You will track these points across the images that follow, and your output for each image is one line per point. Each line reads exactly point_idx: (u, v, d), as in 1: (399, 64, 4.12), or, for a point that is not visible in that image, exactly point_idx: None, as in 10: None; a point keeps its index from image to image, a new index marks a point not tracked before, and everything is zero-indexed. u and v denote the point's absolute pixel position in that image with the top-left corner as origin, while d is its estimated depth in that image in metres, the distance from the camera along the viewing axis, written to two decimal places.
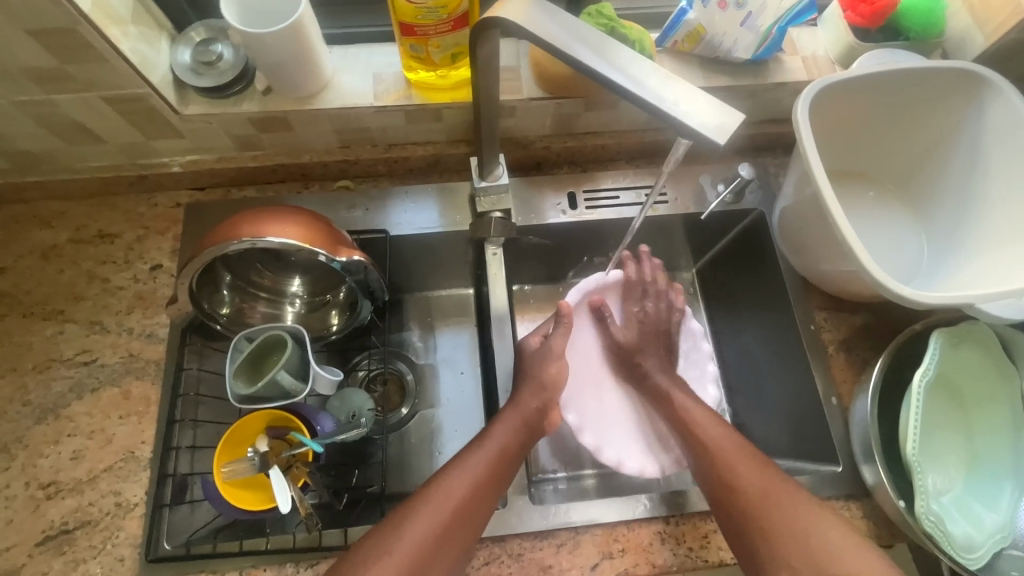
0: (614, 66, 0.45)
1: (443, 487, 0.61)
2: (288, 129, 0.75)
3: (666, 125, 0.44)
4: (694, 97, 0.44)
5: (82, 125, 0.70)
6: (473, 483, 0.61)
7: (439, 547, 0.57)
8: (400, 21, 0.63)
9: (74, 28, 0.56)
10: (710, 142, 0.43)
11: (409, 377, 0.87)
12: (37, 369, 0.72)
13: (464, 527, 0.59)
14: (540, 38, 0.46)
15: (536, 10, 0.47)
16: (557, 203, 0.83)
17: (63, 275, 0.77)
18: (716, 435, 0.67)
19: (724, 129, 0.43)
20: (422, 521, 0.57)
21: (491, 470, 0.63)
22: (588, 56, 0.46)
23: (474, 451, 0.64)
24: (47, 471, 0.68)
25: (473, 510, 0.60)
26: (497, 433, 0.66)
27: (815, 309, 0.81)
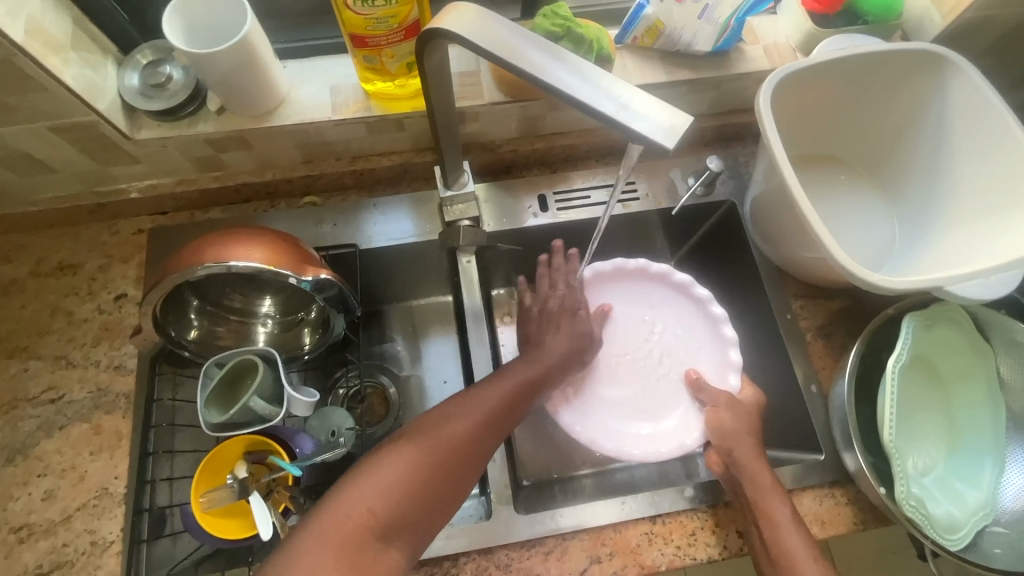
0: (563, 71, 0.44)
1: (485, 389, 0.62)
2: (248, 148, 0.74)
3: (617, 130, 0.43)
4: (645, 100, 0.43)
5: (32, 156, 0.68)
6: (509, 389, 0.63)
7: (476, 439, 0.57)
8: (351, 33, 0.61)
9: (9, 58, 0.54)
10: (660, 146, 0.42)
11: (392, 389, 0.86)
12: (3, 409, 0.70)
13: (500, 428, 0.60)
14: (487, 47, 0.45)
15: (480, 18, 0.46)
16: (529, 206, 0.82)
17: (25, 310, 0.75)
18: (763, 483, 0.65)
19: (675, 132, 0.42)
20: (465, 412, 0.58)
21: (524, 387, 0.64)
22: (535, 63, 0.45)
23: (513, 368, 0.65)
24: (19, 514, 0.67)
25: (506, 418, 0.61)
26: (527, 360, 0.67)
27: (793, 297, 0.81)
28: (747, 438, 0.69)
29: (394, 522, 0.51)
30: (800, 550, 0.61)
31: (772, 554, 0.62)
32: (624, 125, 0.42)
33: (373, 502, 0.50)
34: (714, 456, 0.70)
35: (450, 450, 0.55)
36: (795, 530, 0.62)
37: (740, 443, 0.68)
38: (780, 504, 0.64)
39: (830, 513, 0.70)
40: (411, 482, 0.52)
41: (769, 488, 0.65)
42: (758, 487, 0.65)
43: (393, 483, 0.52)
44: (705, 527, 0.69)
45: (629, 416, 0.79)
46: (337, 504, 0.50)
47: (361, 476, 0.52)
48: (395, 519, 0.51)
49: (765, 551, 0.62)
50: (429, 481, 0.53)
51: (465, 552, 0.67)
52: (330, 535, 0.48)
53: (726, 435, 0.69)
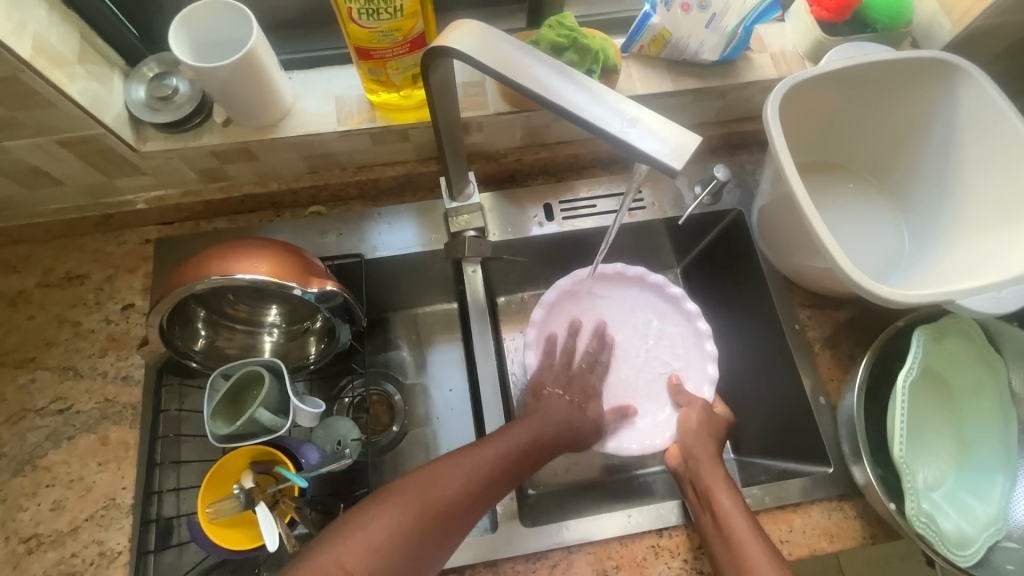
0: (568, 90, 0.44)
1: (483, 447, 0.62)
2: (253, 159, 0.74)
3: (622, 150, 0.43)
4: (650, 120, 0.43)
5: (39, 169, 0.68)
6: (509, 450, 0.63)
7: (464, 504, 0.57)
8: (356, 46, 0.61)
9: (15, 75, 0.54)
10: (666, 167, 0.41)
11: (397, 397, 0.86)
12: (11, 419, 0.71)
13: (490, 491, 0.60)
14: (491, 66, 0.45)
15: (484, 36, 0.46)
16: (535, 216, 0.82)
17: (33, 321, 0.75)
18: (711, 472, 0.67)
19: (680, 153, 0.42)
20: (461, 471, 0.59)
21: (524, 453, 0.64)
22: (539, 81, 0.44)
23: (516, 427, 0.67)
24: (28, 525, 0.67)
25: (501, 481, 0.61)
26: (533, 422, 0.68)
27: (800, 306, 0.80)
28: (707, 439, 0.71)
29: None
30: (746, 532, 0.60)
31: (725, 540, 0.61)
32: (629, 146, 0.42)
33: (357, 557, 0.50)
34: (673, 449, 0.73)
35: (438, 510, 0.55)
36: (743, 516, 0.62)
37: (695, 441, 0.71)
38: (728, 493, 0.64)
39: (838, 526, 0.69)
40: (395, 537, 0.52)
41: (715, 475, 0.67)
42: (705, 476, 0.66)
43: (380, 539, 0.52)
44: None
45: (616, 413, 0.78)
46: (321, 555, 0.50)
47: (345, 530, 0.52)
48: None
49: (718, 535, 0.62)
50: (415, 539, 0.53)
51: (471, 564, 0.67)
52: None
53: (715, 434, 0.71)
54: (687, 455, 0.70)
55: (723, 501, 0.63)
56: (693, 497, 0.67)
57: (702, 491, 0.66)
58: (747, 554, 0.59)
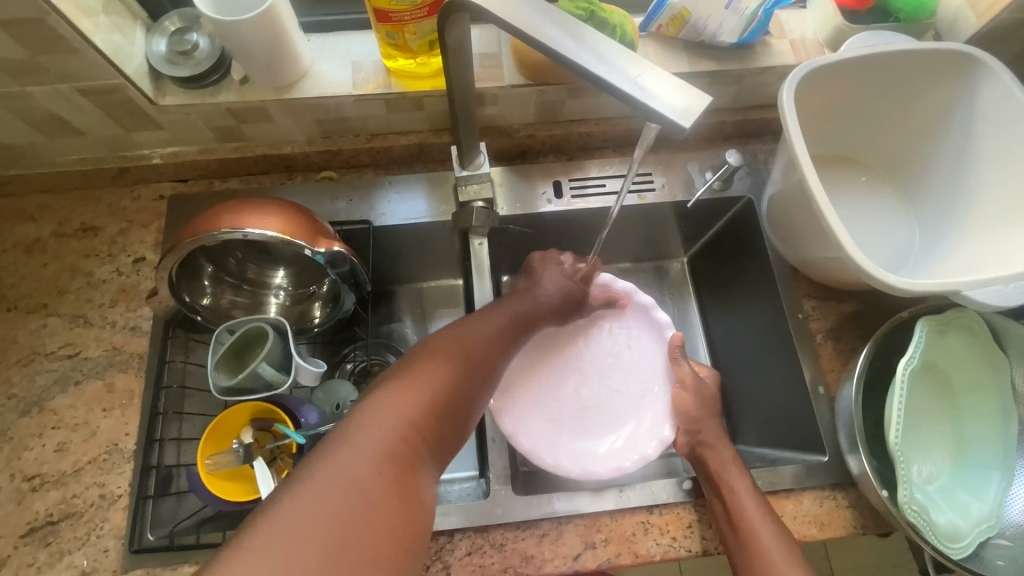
0: (583, 46, 0.44)
1: (479, 319, 0.63)
2: (268, 119, 0.75)
3: (635, 109, 0.43)
4: (663, 77, 0.43)
5: (60, 117, 0.69)
6: (509, 318, 0.65)
7: (483, 361, 0.59)
8: (375, 7, 0.62)
9: (42, 18, 0.55)
10: (676, 127, 0.42)
11: None
12: (21, 362, 0.73)
13: (502, 348, 0.62)
14: (508, 20, 0.45)
15: None
16: (543, 193, 0.82)
17: (47, 269, 0.77)
18: (723, 455, 0.67)
19: (690, 112, 0.42)
20: (471, 337, 0.60)
21: (515, 322, 0.66)
22: (555, 38, 0.45)
23: (505, 304, 0.67)
24: (32, 464, 0.69)
25: (505, 343, 0.63)
26: (520, 299, 0.69)
27: (805, 297, 0.80)
28: (710, 422, 0.71)
29: (425, 435, 0.50)
30: (759, 522, 0.61)
31: (736, 530, 0.61)
32: (640, 104, 0.42)
33: (411, 412, 0.49)
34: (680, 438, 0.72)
35: (461, 367, 0.56)
36: (756, 503, 0.63)
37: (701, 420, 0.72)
38: (741, 480, 0.65)
39: (829, 515, 0.69)
40: (437, 392, 0.52)
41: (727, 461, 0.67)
42: (715, 462, 0.67)
43: (425, 394, 0.51)
44: (702, 520, 0.68)
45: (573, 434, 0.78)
46: (378, 411, 0.48)
47: (385, 393, 0.50)
48: (433, 430, 0.51)
49: (728, 519, 0.63)
50: (451, 396, 0.53)
51: (461, 529, 0.67)
52: (379, 445, 0.46)
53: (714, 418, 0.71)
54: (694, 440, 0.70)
55: (736, 490, 0.64)
56: (703, 479, 0.67)
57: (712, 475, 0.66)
58: (758, 538, 0.60)
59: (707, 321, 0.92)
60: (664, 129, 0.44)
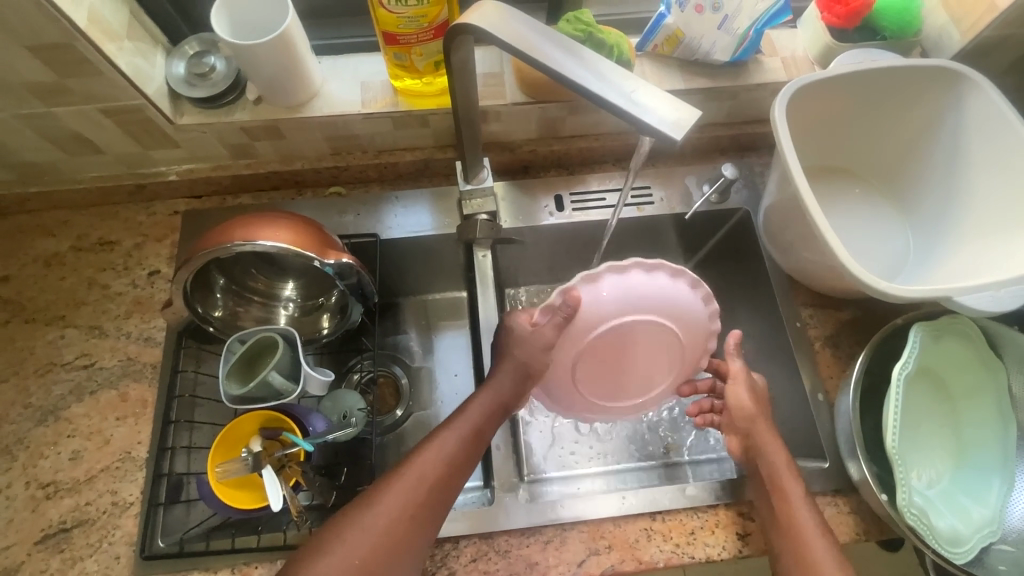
0: (580, 65, 0.47)
1: (412, 465, 0.59)
2: (281, 137, 0.77)
3: (629, 123, 0.46)
4: (656, 93, 0.46)
5: (82, 136, 0.72)
6: (450, 451, 0.61)
7: (410, 520, 0.56)
8: (383, 30, 0.64)
9: (71, 43, 0.58)
10: (668, 138, 0.44)
11: (403, 380, 0.88)
12: (38, 372, 0.75)
13: (437, 495, 0.58)
14: (508, 41, 0.48)
15: (503, 16, 0.49)
16: (545, 205, 0.85)
17: (66, 282, 0.80)
18: (776, 460, 0.66)
19: (681, 125, 0.44)
20: (397, 491, 0.57)
21: (461, 453, 0.62)
22: (555, 58, 0.47)
23: (447, 429, 0.63)
24: (47, 471, 0.70)
25: (436, 488, 0.58)
26: (476, 408, 0.65)
27: (802, 305, 0.82)
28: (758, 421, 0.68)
29: None
30: (809, 526, 0.61)
31: (783, 531, 0.61)
32: (634, 117, 0.45)
33: None
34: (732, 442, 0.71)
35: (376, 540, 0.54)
36: (807, 507, 0.62)
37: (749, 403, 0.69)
38: (793, 481, 0.64)
39: (831, 521, 0.69)
40: None
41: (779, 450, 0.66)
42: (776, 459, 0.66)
43: None
44: (704, 527, 0.69)
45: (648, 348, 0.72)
46: None
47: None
48: None
49: (775, 526, 0.62)
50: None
51: (466, 535, 0.68)
52: None
53: (744, 419, 0.69)
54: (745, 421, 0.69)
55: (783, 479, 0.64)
56: (755, 484, 0.66)
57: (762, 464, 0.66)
58: (805, 546, 0.59)
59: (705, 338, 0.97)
60: (658, 141, 0.46)
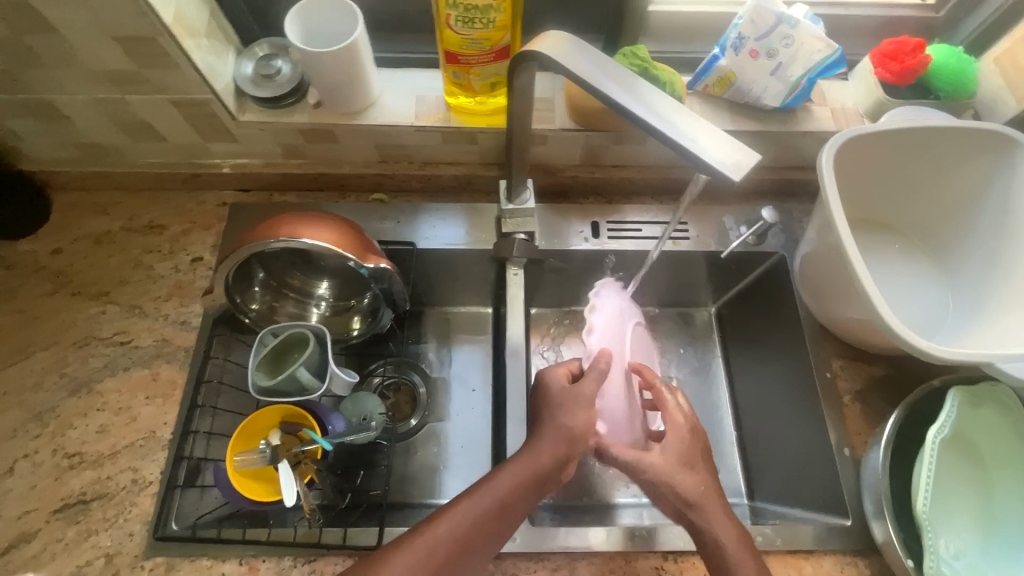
0: (640, 100, 0.48)
1: (428, 531, 0.56)
2: (333, 141, 0.80)
3: (686, 160, 0.46)
4: (715, 134, 0.47)
5: (148, 124, 0.75)
6: (514, 485, 0.59)
7: (458, 553, 0.56)
8: (446, 49, 0.67)
9: (156, 38, 0.61)
10: (725, 178, 0.45)
11: (421, 389, 0.88)
12: (77, 344, 0.77)
13: (492, 530, 0.58)
14: (571, 71, 0.49)
15: (570, 45, 0.51)
16: (579, 230, 0.86)
17: (113, 260, 0.83)
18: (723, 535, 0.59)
19: (740, 167, 0.45)
20: (452, 522, 0.57)
21: (523, 489, 0.59)
22: (618, 94, 0.48)
23: (513, 462, 0.61)
24: (74, 442, 0.72)
25: (489, 524, 0.57)
26: (548, 441, 0.62)
27: (833, 356, 0.80)
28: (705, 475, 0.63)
29: None
30: None
31: None
32: (692, 155, 0.45)
33: None
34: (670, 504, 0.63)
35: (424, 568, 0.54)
36: None
37: (684, 443, 0.64)
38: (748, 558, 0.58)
39: None
40: None
41: (715, 507, 0.61)
42: (727, 531, 0.59)
43: None
44: None
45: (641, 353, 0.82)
46: None
47: None
48: None
49: None
50: None
51: None
52: None
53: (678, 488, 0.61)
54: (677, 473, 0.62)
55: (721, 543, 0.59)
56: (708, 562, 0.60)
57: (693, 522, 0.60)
58: None
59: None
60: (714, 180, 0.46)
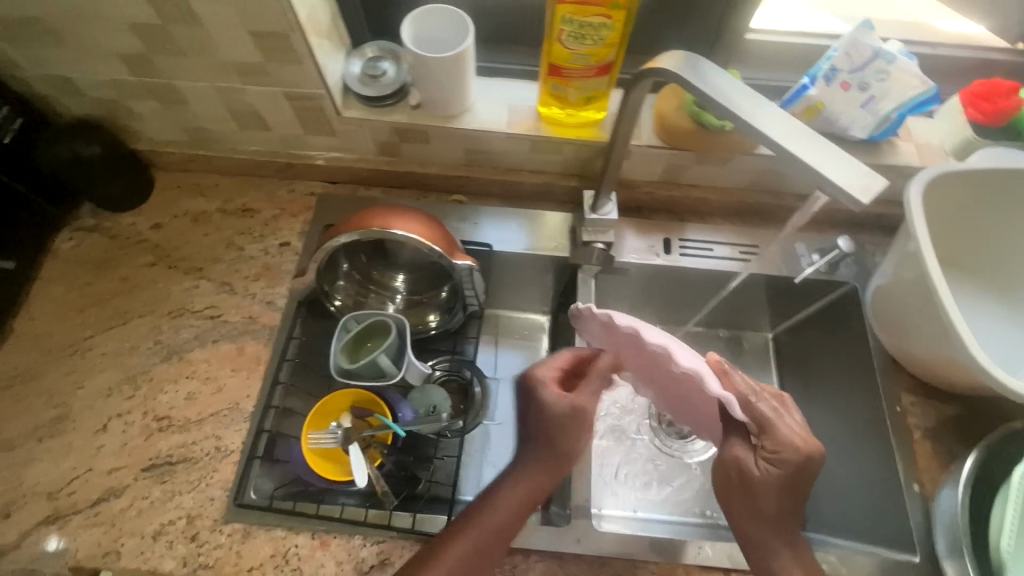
0: (765, 117, 0.50)
1: (437, 569, 0.58)
2: (426, 142, 0.84)
3: (810, 179, 0.48)
4: (841, 155, 0.48)
5: (259, 114, 0.80)
6: (499, 507, 0.62)
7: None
8: (552, 62, 0.70)
9: (289, 34, 0.66)
10: (851, 200, 0.45)
11: (475, 388, 0.82)
12: (171, 314, 0.82)
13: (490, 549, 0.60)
14: (697, 87, 0.52)
15: (696, 62, 0.54)
16: (652, 245, 0.88)
17: (207, 238, 0.87)
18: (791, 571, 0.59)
19: (868, 190, 0.45)
20: (450, 548, 0.59)
21: (507, 507, 0.62)
22: (753, 113, 0.51)
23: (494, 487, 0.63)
24: (164, 406, 0.76)
25: (484, 546, 0.60)
26: (542, 472, 0.63)
27: (904, 391, 0.80)
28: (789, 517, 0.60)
29: None
30: None
31: None
32: (818, 173, 0.47)
33: None
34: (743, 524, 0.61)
35: None
36: None
37: (778, 476, 0.59)
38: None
39: None
40: None
41: (780, 541, 0.59)
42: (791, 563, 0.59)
43: None
44: None
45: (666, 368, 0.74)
46: None
47: None
48: None
49: None
50: None
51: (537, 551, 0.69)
52: None
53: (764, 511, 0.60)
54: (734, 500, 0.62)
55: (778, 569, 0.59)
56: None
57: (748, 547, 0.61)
58: None
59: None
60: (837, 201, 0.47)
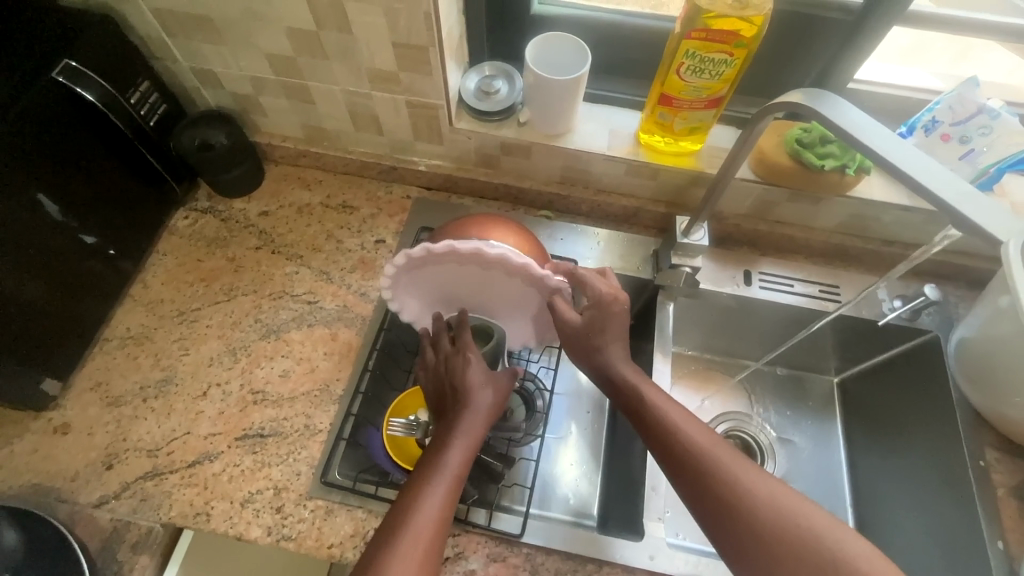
0: (903, 154, 0.54)
1: (413, 520, 0.57)
2: (527, 157, 0.88)
3: (947, 215, 0.52)
4: (980, 198, 0.51)
5: (377, 118, 0.86)
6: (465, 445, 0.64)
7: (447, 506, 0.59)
8: (664, 93, 0.74)
9: (427, 48, 0.72)
10: (989, 237, 0.49)
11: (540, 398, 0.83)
12: (272, 296, 0.87)
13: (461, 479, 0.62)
14: (833, 122, 0.57)
15: (831, 99, 0.58)
16: (733, 276, 0.90)
17: (310, 228, 0.93)
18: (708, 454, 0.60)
19: (1009, 230, 0.49)
20: (429, 482, 0.60)
21: (467, 441, 0.65)
22: (885, 146, 0.55)
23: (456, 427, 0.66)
24: (260, 380, 0.80)
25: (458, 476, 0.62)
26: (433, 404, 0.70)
27: (988, 446, 0.78)
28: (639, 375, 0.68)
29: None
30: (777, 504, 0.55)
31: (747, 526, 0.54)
32: (956, 210, 0.51)
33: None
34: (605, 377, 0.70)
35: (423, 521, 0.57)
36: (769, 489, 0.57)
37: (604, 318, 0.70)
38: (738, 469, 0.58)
39: None
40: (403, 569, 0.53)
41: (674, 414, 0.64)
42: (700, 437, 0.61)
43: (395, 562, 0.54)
44: None
45: (439, 288, 0.74)
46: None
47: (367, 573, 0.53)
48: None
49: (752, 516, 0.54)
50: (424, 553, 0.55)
51: (611, 562, 0.71)
52: None
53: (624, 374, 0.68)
54: (674, 427, 0.62)
55: (755, 514, 0.54)
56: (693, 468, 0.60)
57: (717, 493, 0.57)
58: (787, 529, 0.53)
59: (854, 450, 0.94)
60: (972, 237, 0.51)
